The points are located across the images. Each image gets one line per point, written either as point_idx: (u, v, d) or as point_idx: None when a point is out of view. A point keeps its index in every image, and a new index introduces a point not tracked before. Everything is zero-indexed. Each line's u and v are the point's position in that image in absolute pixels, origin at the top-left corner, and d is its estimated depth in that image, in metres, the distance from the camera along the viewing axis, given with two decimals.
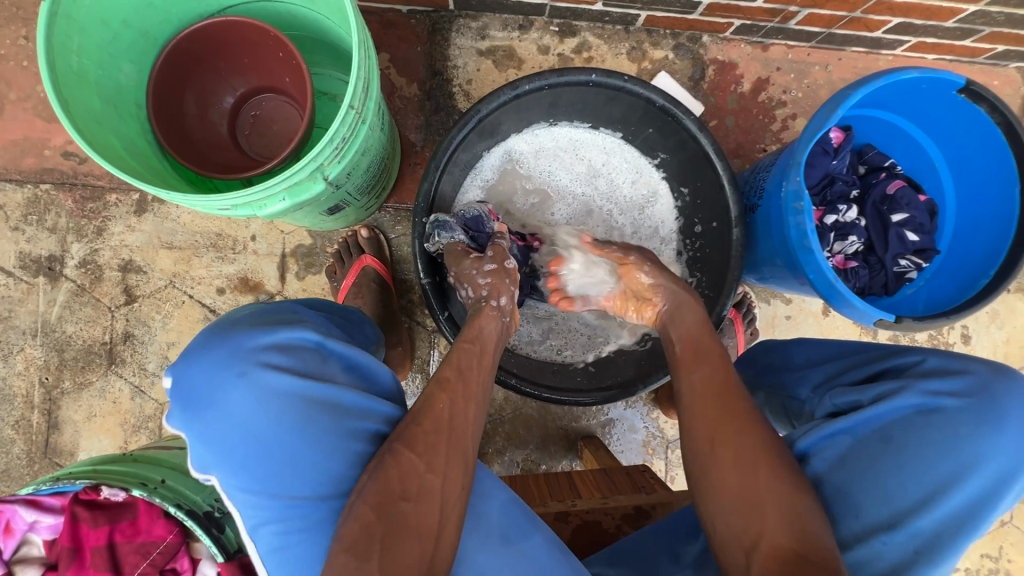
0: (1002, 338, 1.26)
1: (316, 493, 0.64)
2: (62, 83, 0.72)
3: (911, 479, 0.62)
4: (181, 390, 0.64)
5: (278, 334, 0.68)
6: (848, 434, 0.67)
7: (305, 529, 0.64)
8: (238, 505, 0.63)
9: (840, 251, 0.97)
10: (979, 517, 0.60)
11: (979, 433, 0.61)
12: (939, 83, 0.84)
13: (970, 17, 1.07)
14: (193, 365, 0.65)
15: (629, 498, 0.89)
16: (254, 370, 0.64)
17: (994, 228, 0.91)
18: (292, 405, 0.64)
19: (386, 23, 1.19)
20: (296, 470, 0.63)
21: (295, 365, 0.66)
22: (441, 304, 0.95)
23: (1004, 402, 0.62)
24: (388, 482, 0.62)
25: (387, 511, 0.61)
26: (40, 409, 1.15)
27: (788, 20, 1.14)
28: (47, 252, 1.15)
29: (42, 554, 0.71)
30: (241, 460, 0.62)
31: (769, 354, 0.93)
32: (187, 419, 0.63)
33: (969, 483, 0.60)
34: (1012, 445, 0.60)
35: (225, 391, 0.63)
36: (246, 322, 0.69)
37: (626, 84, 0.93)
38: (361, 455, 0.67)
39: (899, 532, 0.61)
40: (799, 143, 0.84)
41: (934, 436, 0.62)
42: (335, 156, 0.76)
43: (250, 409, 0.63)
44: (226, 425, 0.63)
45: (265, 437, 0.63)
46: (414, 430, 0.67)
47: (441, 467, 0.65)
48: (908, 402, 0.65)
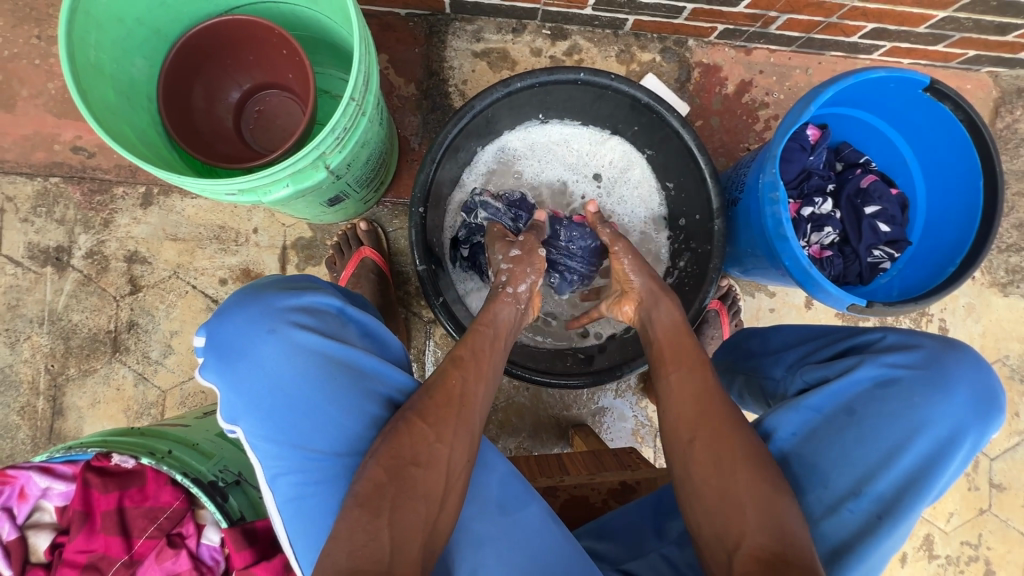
0: (978, 331, 1.30)
1: (333, 447, 0.69)
2: (81, 74, 0.77)
3: (872, 443, 0.68)
4: (215, 344, 0.70)
5: (305, 298, 0.74)
6: (816, 406, 0.73)
7: (321, 482, 0.68)
8: (261, 456, 0.68)
9: (817, 242, 1.03)
10: (930, 477, 0.66)
11: (931, 401, 0.68)
12: (905, 82, 0.90)
13: (940, 23, 1.13)
14: (229, 320, 0.71)
15: (616, 474, 0.94)
16: (284, 327, 0.70)
17: (960, 219, 0.95)
18: (318, 362, 0.70)
19: (385, 26, 1.24)
20: (318, 423, 0.69)
21: (319, 326, 0.73)
22: (436, 291, 0.98)
23: (953, 372, 0.69)
24: (399, 447, 0.67)
25: (398, 474, 0.66)
26: (45, 395, 1.18)
27: (768, 25, 1.20)
28: (55, 243, 1.19)
29: (53, 521, 0.75)
30: (268, 409, 0.68)
31: (748, 341, 0.97)
32: (221, 370, 0.69)
33: (921, 445, 0.67)
34: (959, 411, 0.67)
35: (258, 345, 0.69)
36: (276, 287, 0.75)
37: (613, 83, 0.98)
38: (374, 415, 0.72)
39: (861, 491, 0.67)
40: (773, 137, 0.89)
41: (890, 404, 0.69)
42: (336, 146, 0.80)
43: (280, 362, 0.69)
44: (257, 375, 0.69)
45: (291, 388, 0.69)
46: (427, 403, 0.71)
47: (450, 438, 0.70)
48: (870, 373, 0.72)
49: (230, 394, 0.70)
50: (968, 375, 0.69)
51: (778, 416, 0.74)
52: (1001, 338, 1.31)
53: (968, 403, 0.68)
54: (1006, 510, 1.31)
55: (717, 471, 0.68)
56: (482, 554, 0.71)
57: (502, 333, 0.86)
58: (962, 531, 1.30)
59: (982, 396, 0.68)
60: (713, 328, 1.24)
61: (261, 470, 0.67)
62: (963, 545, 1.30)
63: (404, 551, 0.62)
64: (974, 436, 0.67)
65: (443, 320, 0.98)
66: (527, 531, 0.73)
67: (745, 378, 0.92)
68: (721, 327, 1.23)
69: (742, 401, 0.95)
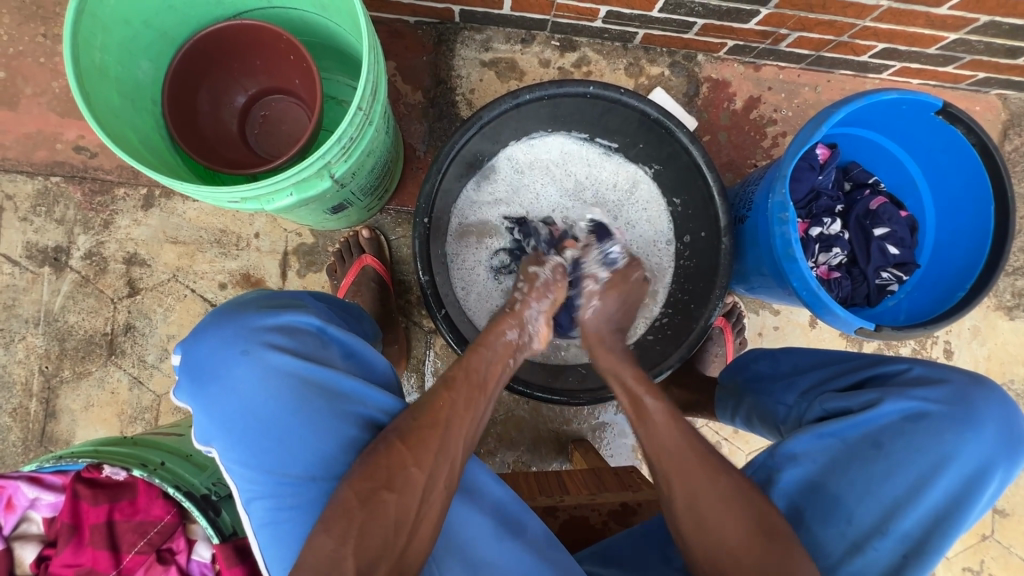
0: (983, 354, 1.29)
1: (308, 472, 0.67)
2: (85, 76, 0.76)
3: (899, 479, 0.68)
4: (189, 366, 0.69)
5: (281, 317, 0.72)
6: (839, 436, 0.72)
7: (295, 507, 0.66)
8: (234, 479, 0.67)
9: (825, 262, 1.02)
10: (957, 517, 0.66)
11: (962, 438, 0.67)
12: (917, 105, 0.89)
13: (951, 45, 1.13)
14: (203, 342, 0.70)
15: (617, 495, 0.92)
16: (257, 348, 0.68)
17: (971, 243, 0.94)
18: (291, 384, 0.67)
19: (393, 33, 1.23)
20: (290, 448, 0.66)
21: (295, 346, 0.70)
22: (439, 303, 0.97)
23: (980, 407, 0.69)
24: (374, 469, 0.65)
25: (370, 499, 0.64)
26: (38, 397, 1.16)
27: (778, 42, 1.19)
28: (54, 243, 1.18)
29: (40, 532, 0.73)
30: (241, 433, 0.66)
31: (755, 362, 0.95)
32: (194, 392, 0.68)
33: (950, 483, 0.67)
34: (987, 448, 0.67)
35: (230, 367, 0.67)
36: (254, 306, 0.74)
37: (622, 97, 0.98)
38: (351, 437, 0.69)
39: (888, 528, 0.66)
40: (784, 156, 0.88)
41: (920, 439, 0.68)
42: (341, 155, 0.79)
43: (252, 385, 0.67)
44: (228, 398, 0.67)
45: (264, 413, 0.67)
46: (410, 424, 0.69)
47: (429, 464, 0.67)
48: (896, 406, 0.71)
49: (205, 415, 0.68)
50: (995, 413, 0.69)
51: (798, 440, 0.73)
52: (1006, 362, 1.30)
53: (996, 440, 0.68)
54: (1008, 536, 1.29)
55: (726, 495, 0.67)
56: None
57: (502, 354, 0.85)
58: (964, 557, 1.29)
59: (1010, 434, 0.68)
60: (717, 345, 1.23)
61: (234, 494, 0.66)
62: (964, 571, 1.28)
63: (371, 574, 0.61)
64: (1002, 472, 0.67)
65: (445, 333, 0.96)
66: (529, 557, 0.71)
67: (753, 402, 0.91)
68: (725, 345, 1.22)
69: (748, 425, 0.94)
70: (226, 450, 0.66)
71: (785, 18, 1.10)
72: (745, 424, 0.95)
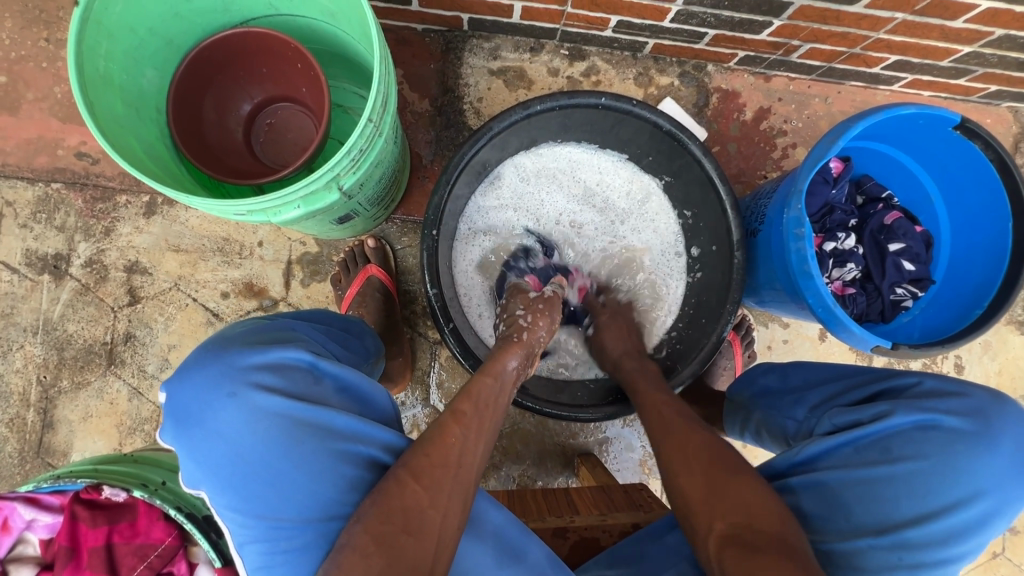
0: (994, 369, 1.28)
1: (303, 515, 0.62)
2: (89, 85, 0.74)
3: (905, 486, 0.65)
4: (173, 407, 0.64)
5: (270, 354, 0.67)
6: (851, 441, 0.71)
7: (290, 551, 0.62)
8: (227, 522, 0.63)
9: (839, 277, 1.00)
10: (963, 531, 0.63)
11: (974, 451, 0.64)
12: (935, 119, 0.88)
13: (964, 57, 1.12)
14: (187, 383, 0.64)
15: (628, 516, 0.90)
16: (245, 390, 0.63)
17: (988, 260, 0.93)
18: (282, 427, 0.63)
19: (400, 40, 1.22)
20: (282, 493, 0.62)
21: (286, 385, 0.66)
22: (447, 316, 0.96)
23: (997, 422, 0.66)
24: (389, 512, 0.61)
25: (388, 543, 0.60)
26: (35, 407, 1.14)
27: (790, 53, 1.18)
28: (54, 250, 1.16)
29: (37, 554, 0.70)
30: (231, 478, 0.62)
31: (766, 377, 0.94)
32: (178, 435, 0.63)
33: (959, 497, 0.64)
34: (1003, 465, 0.64)
35: (215, 410, 0.62)
36: (241, 340, 0.69)
37: (634, 108, 0.96)
38: (351, 478, 0.65)
39: (891, 536, 0.64)
40: (801, 170, 0.86)
41: (931, 448, 0.66)
42: (351, 167, 0.77)
43: (240, 429, 0.62)
44: (214, 443, 0.62)
45: (254, 457, 0.62)
46: (421, 461, 0.66)
47: (444, 504, 0.64)
48: (909, 417, 0.69)
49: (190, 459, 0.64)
50: (1014, 431, 0.65)
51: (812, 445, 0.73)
52: (1017, 377, 1.28)
53: (1015, 459, 0.64)
54: (1019, 554, 1.27)
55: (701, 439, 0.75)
56: None
57: (507, 386, 0.83)
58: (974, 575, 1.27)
59: None
60: (726, 359, 1.21)
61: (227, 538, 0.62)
62: None
63: None
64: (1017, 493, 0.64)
65: (453, 346, 0.94)
66: None
67: (762, 417, 0.89)
68: (734, 358, 1.21)
69: (757, 439, 0.92)
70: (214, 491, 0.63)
71: (797, 29, 1.09)
72: (755, 439, 0.93)
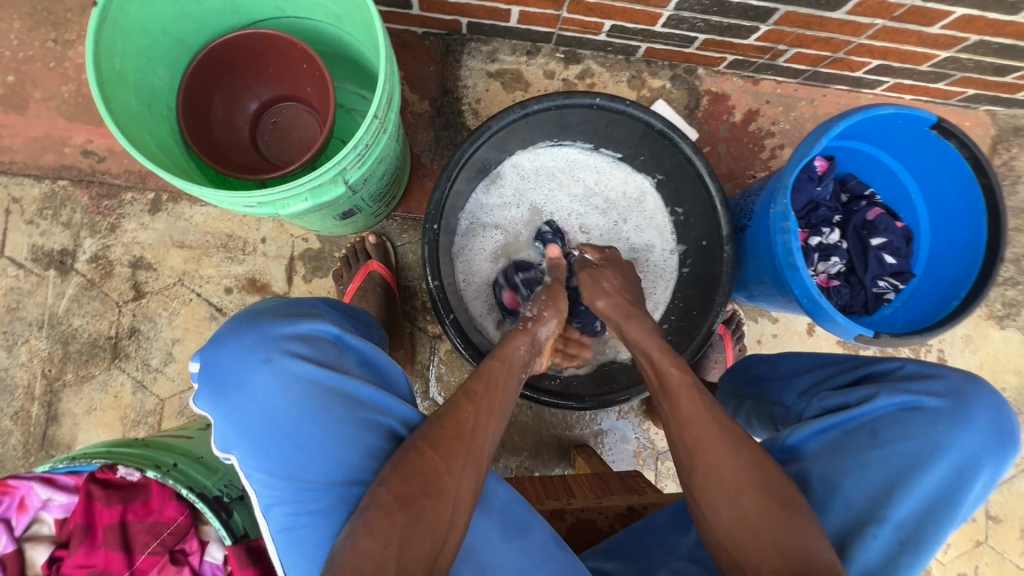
0: (975, 362, 1.32)
1: (327, 478, 0.67)
2: (105, 82, 0.77)
3: (889, 465, 0.69)
4: (209, 372, 0.69)
5: (300, 325, 0.73)
6: (837, 425, 0.74)
7: (317, 512, 0.67)
8: (254, 484, 0.67)
9: (824, 271, 1.05)
10: (949, 508, 0.67)
11: (954, 429, 0.68)
12: (912, 119, 0.92)
13: (942, 62, 1.17)
14: (224, 350, 0.70)
15: (623, 499, 0.93)
16: (278, 357, 0.69)
17: (964, 254, 0.97)
18: (311, 393, 0.68)
19: (400, 43, 1.26)
20: (311, 455, 0.67)
21: (315, 355, 0.71)
22: (448, 307, 0.99)
23: (973, 402, 0.70)
24: (411, 475, 0.65)
25: (410, 503, 0.63)
26: (40, 400, 1.16)
27: (777, 57, 1.23)
28: (60, 246, 1.18)
29: (52, 533, 0.73)
30: (263, 439, 0.67)
31: (756, 365, 0.97)
32: (214, 399, 0.68)
33: (940, 473, 0.67)
34: (978, 442, 0.68)
35: (251, 374, 0.68)
36: (272, 313, 0.75)
37: (628, 108, 1.00)
38: (372, 447, 0.69)
39: (881, 515, 0.67)
40: (785, 169, 0.90)
41: (915, 429, 0.70)
42: (357, 161, 0.80)
43: (274, 392, 0.68)
44: (249, 405, 0.67)
45: (285, 420, 0.67)
46: (438, 433, 0.69)
47: (459, 470, 0.67)
48: (893, 399, 0.72)
49: (224, 422, 0.69)
50: (987, 408, 0.69)
51: (797, 431, 0.76)
52: (998, 370, 1.33)
53: (988, 433, 0.68)
54: (1001, 542, 1.32)
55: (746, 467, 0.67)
56: None
57: (517, 368, 0.86)
58: (959, 563, 1.31)
59: (1000, 428, 0.69)
60: (717, 352, 1.25)
61: (254, 500, 0.66)
62: None
63: None
64: (991, 468, 0.68)
65: (454, 338, 0.97)
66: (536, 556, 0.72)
67: (753, 403, 0.93)
68: (725, 352, 1.25)
69: (748, 426, 0.96)
70: (244, 453, 0.67)
71: (783, 34, 1.13)
72: (746, 426, 0.97)
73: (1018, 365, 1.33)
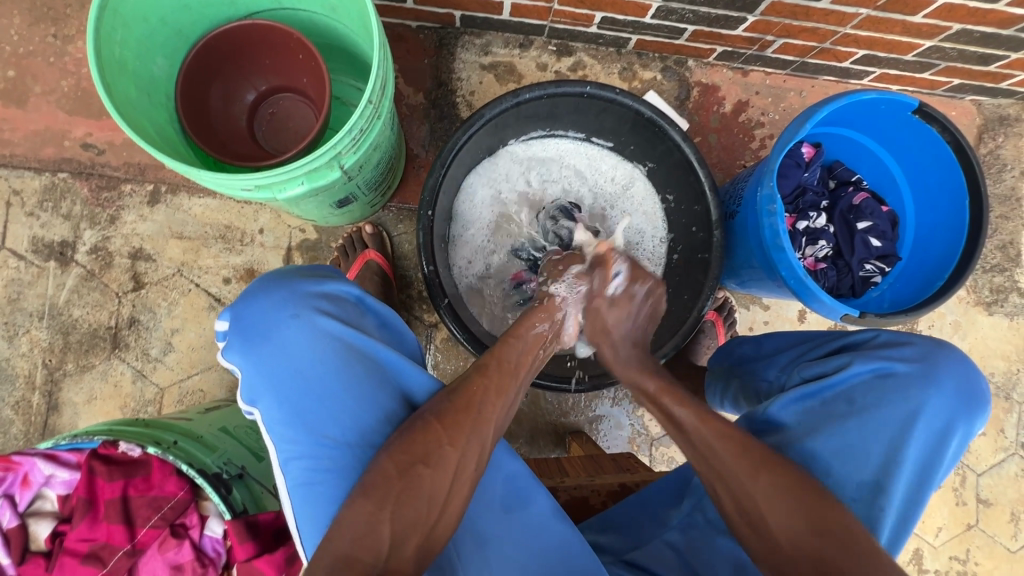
0: (964, 348, 1.34)
1: (345, 437, 0.70)
2: (106, 70, 0.79)
3: (871, 431, 0.71)
4: (240, 325, 0.72)
5: (327, 286, 0.76)
6: (814, 395, 0.76)
7: (330, 470, 0.69)
8: (275, 438, 0.70)
9: (812, 254, 1.07)
10: (929, 472, 0.70)
11: (926, 394, 0.70)
12: (895, 104, 0.95)
13: (927, 51, 1.19)
14: (254, 302, 0.73)
15: (615, 477, 0.95)
16: (307, 312, 0.72)
17: (947, 236, 1.00)
18: (336, 349, 0.71)
19: (395, 37, 1.28)
20: (331, 411, 0.70)
21: (339, 313, 0.75)
22: (442, 292, 1.00)
23: (942, 366, 0.72)
24: (411, 444, 0.67)
25: (407, 471, 0.66)
26: (41, 390, 1.17)
27: (765, 48, 1.25)
28: (60, 237, 1.20)
29: (55, 509, 0.75)
30: (287, 392, 0.70)
31: (742, 347, 0.99)
32: (245, 350, 0.71)
33: (917, 436, 0.69)
34: (948, 404, 0.70)
35: (281, 328, 0.71)
36: (298, 274, 0.78)
37: (618, 96, 1.02)
38: (387, 409, 0.72)
39: (870, 487, 0.70)
40: (772, 151, 0.92)
41: (888, 395, 0.72)
42: (352, 146, 0.82)
43: (302, 346, 0.70)
44: (278, 356, 0.70)
45: (310, 374, 0.70)
46: (445, 407, 0.72)
47: (462, 443, 0.69)
48: (866, 366, 0.74)
49: (251, 375, 0.71)
50: (956, 370, 0.71)
51: (777, 402, 0.78)
52: (986, 355, 1.35)
53: (957, 395, 0.70)
54: (992, 526, 1.33)
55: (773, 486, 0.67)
56: (485, 555, 0.72)
57: (531, 346, 0.85)
58: (950, 546, 1.33)
59: (970, 390, 0.71)
60: (709, 338, 1.27)
61: (274, 454, 0.68)
62: (951, 560, 1.32)
63: (401, 547, 0.62)
64: (963, 428, 0.70)
65: (449, 323, 0.99)
66: (531, 528, 0.74)
67: (740, 383, 0.94)
68: (717, 337, 1.26)
69: (736, 406, 0.97)
70: (268, 405, 0.70)
71: (770, 25, 1.16)
72: (733, 407, 0.97)
73: (1006, 351, 1.35)
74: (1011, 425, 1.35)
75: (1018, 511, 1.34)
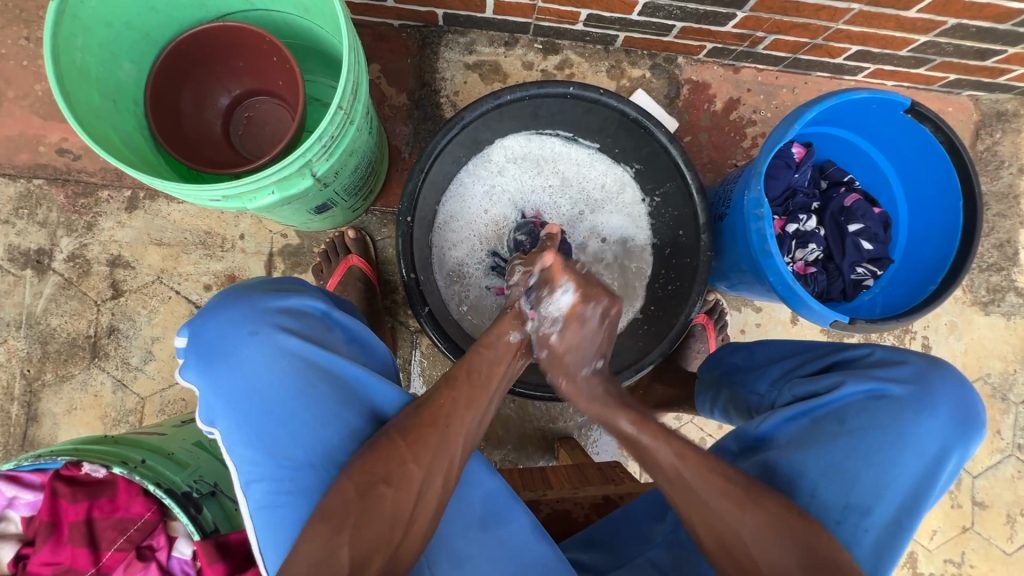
0: (961, 348, 1.32)
1: (309, 457, 0.68)
2: (66, 80, 0.77)
3: (863, 455, 0.69)
4: (198, 344, 0.70)
5: (289, 300, 0.74)
6: (806, 412, 0.74)
7: (293, 492, 0.68)
8: (237, 459, 0.68)
9: (801, 258, 1.04)
10: (924, 497, 0.68)
11: (920, 417, 0.69)
12: (887, 104, 0.92)
13: (922, 47, 1.16)
14: (211, 320, 0.71)
15: (599, 488, 0.93)
16: (267, 330, 0.69)
17: (941, 238, 0.97)
18: (298, 368, 0.69)
19: (378, 36, 1.25)
20: (294, 432, 0.68)
21: (303, 329, 0.72)
22: (423, 300, 0.98)
23: (937, 386, 0.70)
24: (373, 462, 0.66)
25: (367, 493, 0.64)
26: (19, 401, 1.16)
27: (755, 45, 1.22)
28: (37, 245, 1.17)
29: (19, 532, 0.73)
30: (246, 413, 0.68)
31: (733, 355, 0.96)
32: (202, 370, 0.69)
33: (908, 461, 0.68)
34: (943, 428, 0.69)
35: (240, 347, 0.69)
36: (260, 288, 0.75)
37: (602, 97, 0.99)
38: (353, 427, 0.70)
39: (863, 511, 0.68)
40: (760, 153, 0.89)
41: (882, 417, 0.70)
42: (323, 154, 0.80)
43: (261, 365, 0.68)
44: (236, 376, 0.68)
45: (270, 393, 0.68)
46: (411, 422, 0.70)
47: (427, 461, 0.68)
48: (859, 387, 0.72)
49: (211, 396, 0.69)
50: (951, 394, 0.70)
51: (769, 420, 0.76)
52: (983, 356, 1.33)
53: (952, 420, 0.69)
54: (988, 528, 1.31)
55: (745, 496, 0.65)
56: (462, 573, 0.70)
57: (505, 355, 0.80)
58: (945, 549, 1.31)
59: (966, 413, 0.69)
60: (699, 342, 1.24)
61: (234, 475, 0.67)
62: (946, 563, 1.30)
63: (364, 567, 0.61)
64: (958, 452, 0.69)
65: (430, 332, 0.97)
66: (509, 546, 0.73)
67: (730, 394, 0.92)
68: (707, 341, 1.24)
69: (726, 417, 0.94)
70: (229, 427, 0.68)
71: (761, 21, 1.12)
72: (724, 417, 0.95)
73: (1003, 351, 1.33)
74: (1007, 426, 1.33)
75: (1014, 513, 1.32)
